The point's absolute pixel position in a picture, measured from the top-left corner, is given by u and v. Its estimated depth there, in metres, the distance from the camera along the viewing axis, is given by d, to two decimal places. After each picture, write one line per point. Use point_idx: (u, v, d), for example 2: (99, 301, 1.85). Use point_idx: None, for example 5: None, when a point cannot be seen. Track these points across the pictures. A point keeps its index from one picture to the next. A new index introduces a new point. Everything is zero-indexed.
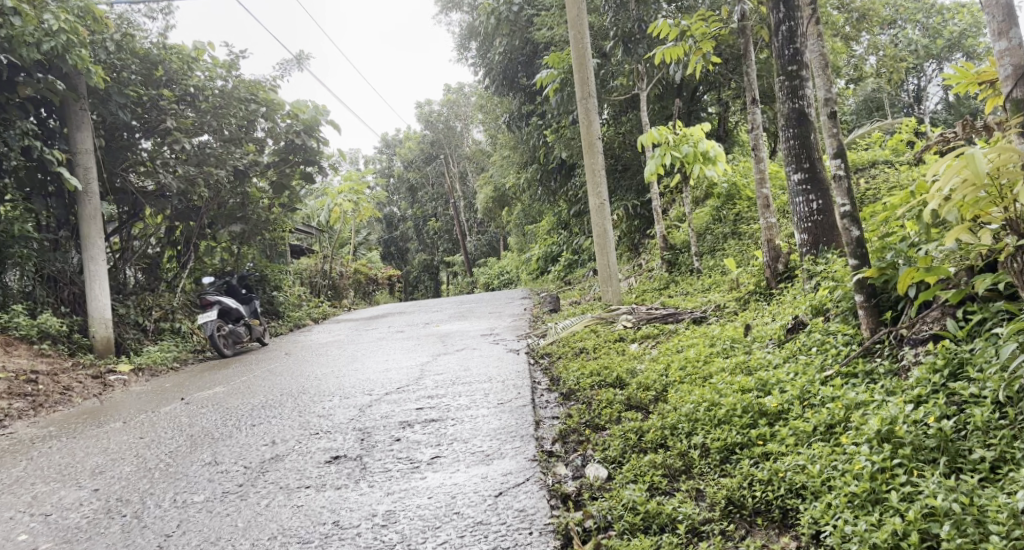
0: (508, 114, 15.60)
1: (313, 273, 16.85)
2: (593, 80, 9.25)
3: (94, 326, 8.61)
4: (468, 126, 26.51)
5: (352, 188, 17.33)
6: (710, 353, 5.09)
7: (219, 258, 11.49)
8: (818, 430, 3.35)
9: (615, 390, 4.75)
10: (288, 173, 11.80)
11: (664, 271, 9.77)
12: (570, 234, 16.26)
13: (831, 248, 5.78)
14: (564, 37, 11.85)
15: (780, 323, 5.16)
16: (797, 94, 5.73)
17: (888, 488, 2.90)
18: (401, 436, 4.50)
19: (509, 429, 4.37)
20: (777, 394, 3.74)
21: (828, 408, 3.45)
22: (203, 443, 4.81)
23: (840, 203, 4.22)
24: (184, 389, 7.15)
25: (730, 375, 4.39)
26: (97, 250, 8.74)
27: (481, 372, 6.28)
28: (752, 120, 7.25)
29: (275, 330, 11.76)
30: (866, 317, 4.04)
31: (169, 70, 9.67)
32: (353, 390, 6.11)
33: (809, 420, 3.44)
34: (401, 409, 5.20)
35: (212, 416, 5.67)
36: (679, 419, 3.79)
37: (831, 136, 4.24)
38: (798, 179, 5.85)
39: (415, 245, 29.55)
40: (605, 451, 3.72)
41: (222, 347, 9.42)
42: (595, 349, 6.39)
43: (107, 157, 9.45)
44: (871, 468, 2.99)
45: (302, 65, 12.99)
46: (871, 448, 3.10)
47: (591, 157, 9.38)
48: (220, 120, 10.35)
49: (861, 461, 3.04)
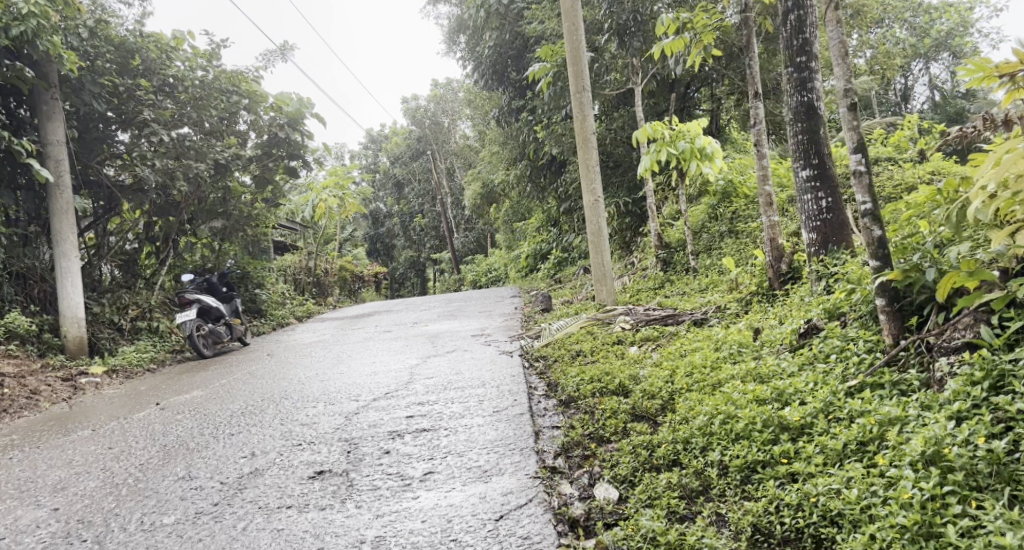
0: (497, 109, 15.32)
1: (298, 269, 16.51)
2: (586, 74, 8.96)
3: (66, 325, 8.27)
4: (455, 122, 26.17)
5: (337, 183, 16.96)
6: (716, 359, 4.81)
7: (199, 254, 11.13)
8: (849, 449, 3.09)
9: (619, 398, 4.48)
10: (272, 167, 11.42)
11: (659, 270, 9.53)
12: (560, 231, 15.99)
13: (840, 247, 5.54)
14: (555, 31, 11.59)
15: (790, 326, 4.90)
16: (805, 87, 5.46)
17: (942, 521, 2.66)
18: (391, 447, 4.21)
19: (507, 441, 4.07)
20: (797, 406, 3.47)
21: (858, 423, 3.19)
22: (178, 454, 4.50)
23: (860, 201, 3.91)
24: (159, 392, 6.81)
25: (742, 384, 4.12)
26: (69, 246, 8.37)
27: (473, 376, 5.99)
28: (754, 114, 6.93)
29: (258, 329, 11.41)
30: (888, 322, 3.75)
31: (147, 59, 9.32)
32: (338, 395, 5.80)
33: (837, 437, 3.19)
34: (390, 417, 4.91)
35: (187, 424, 5.35)
36: (692, 431, 3.53)
37: (851, 129, 3.95)
38: (806, 176, 5.56)
39: (401, 241, 29.18)
40: (616, 468, 3.44)
41: (201, 347, 9.09)
42: (592, 352, 6.10)
43: (81, 149, 9.08)
44: (920, 497, 2.74)
45: (286, 56, 12.66)
46: (915, 473, 2.85)
47: (585, 153, 9.07)
48: (199, 112, 10.01)
49: (907, 488, 2.79)
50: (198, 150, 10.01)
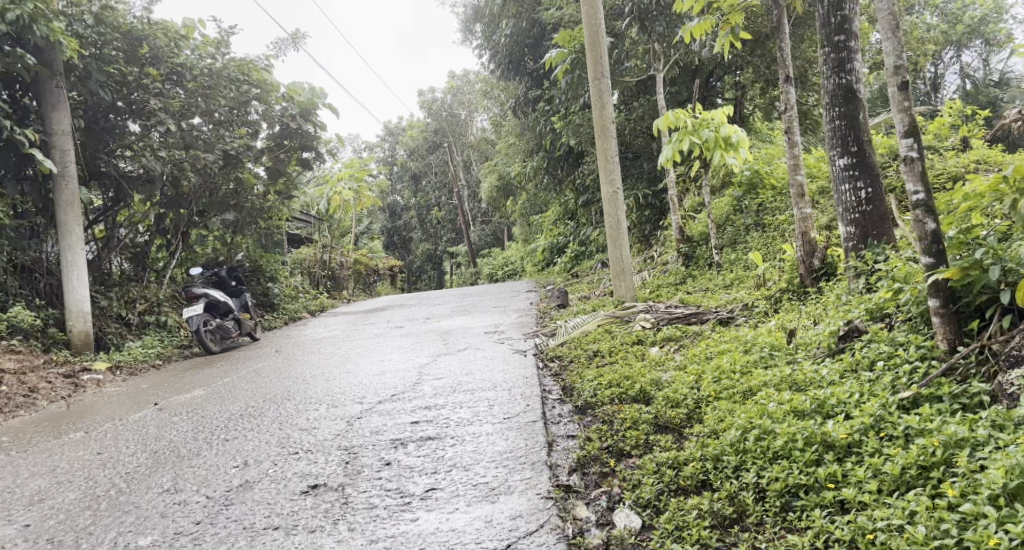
0: (513, 99, 14.94)
1: (313, 263, 16.23)
2: (606, 59, 8.55)
3: (72, 320, 8.02)
4: (473, 114, 25.85)
5: (352, 175, 16.66)
6: (747, 364, 4.45)
7: (210, 247, 10.87)
8: (908, 476, 2.77)
9: (640, 406, 4.13)
10: (284, 159, 11.14)
11: (680, 264, 9.17)
12: (578, 224, 15.63)
13: (881, 242, 5.11)
14: (574, 18, 11.19)
15: (829, 327, 4.54)
16: (844, 68, 5.13)
17: None
18: (394, 458, 3.89)
19: (518, 454, 3.74)
20: (842, 420, 3.11)
21: (917, 444, 2.86)
22: (168, 460, 4.20)
23: (911, 191, 3.57)
24: (161, 391, 6.52)
25: (777, 393, 3.76)
26: (76, 238, 8.10)
27: (485, 377, 5.66)
28: (785, 100, 6.47)
29: (270, 323, 11.14)
30: (943, 326, 3.44)
31: (154, 47, 9.04)
32: (342, 397, 5.49)
33: (891, 459, 2.85)
34: (394, 422, 4.59)
35: (181, 427, 5.05)
36: (723, 448, 3.19)
37: (902, 110, 3.58)
38: (843, 164, 5.18)
39: (418, 234, 28.90)
40: (639, 490, 3.11)
41: (209, 343, 8.82)
42: (610, 353, 5.75)
43: (88, 139, 8.79)
44: (1009, 543, 2.41)
45: (298, 44, 12.38)
46: (997, 511, 2.54)
47: (605, 142, 8.66)
48: (209, 101, 9.71)
49: (992, 531, 2.46)
50: (207, 140, 9.72)
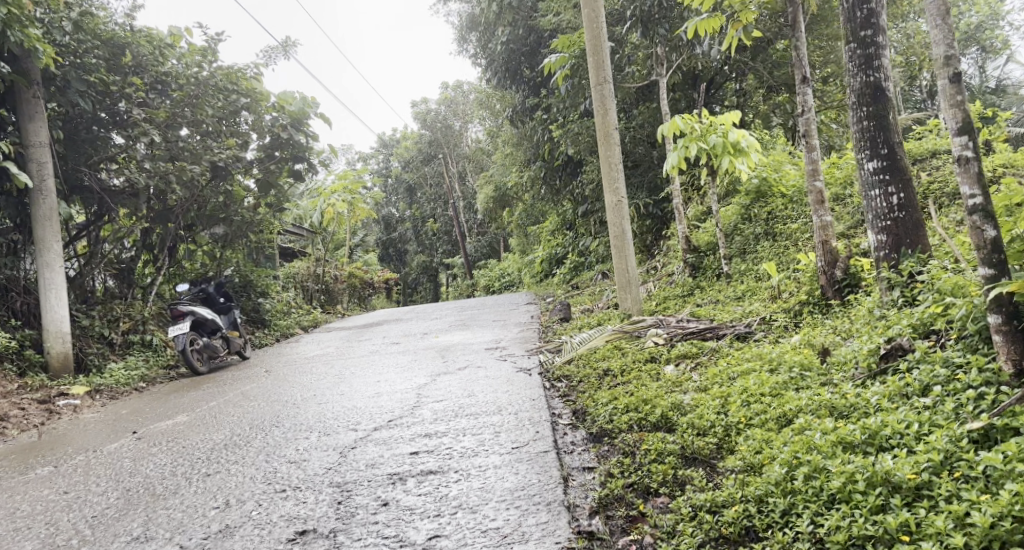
0: (510, 109, 14.59)
1: (306, 276, 15.80)
2: (607, 64, 8.14)
3: (50, 341, 7.59)
4: (466, 124, 25.46)
5: (346, 187, 16.17)
6: (775, 386, 4.05)
7: (199, 262, 10.47)
8: (1000, 530, 2.54)
9: (664, 435, 3.77)
10: (274, 171, 10.75)
11: (687, 276, 8.79)
12: (576, 235, 15.26)
13: (916, 250, 4.75)
14: (573, 23, 10.85)
15: (863, 346, 4.18)
16: (871, 65, 4.78)
17: None
18: (393, 497, 3.51)
19: (531, 492, 3.40)
20: (907, 457, 2.91)
21: (1009, 491, 2.62)
22: (141, 500, 3.79)
23: (967, 194, 3.28)
24: (142, 417, 6.10)
25: (819, 422, 3.42)
26: (53, 255, 7.67)
27: (488, 399, 5.26)
28: (803, 102, 6.09)
29: (260, 340, 10.71)
30: (1006, 345, 3.21)
31: (137, 55, 8.68)
32: (335, 424, 5.08)
33: (979, 507, 2.64)
34: (391, 453, 4.19)
35: (159, 457, 4.66)
36: (767, 488, 2.99)
37: (953, 105, 3.25)
38: (872, 168, 4.82)
39: (413, 246, 28.48)
40: (679, 539, 2.91)
41: (196, 363, 8.38)
42: (622, 373, 5.35)
43: (68, 151, 8.38)
44: None
45: (288, 53, 12.02)
46: None
47: (607, 149, 8.27)
48: (196, 111, 9.27)
49: None
50: (194, 152, 9.29)
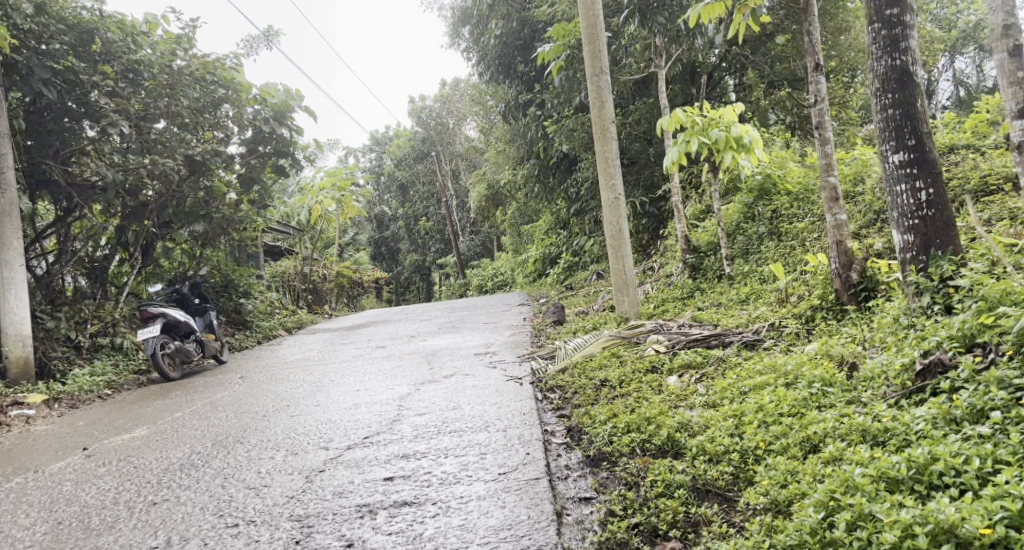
0: (504, 103, 14.07)
1: (293, 275, 15.25)
2: (604, 52, 7.61)
3: (8, 345, 7.02)
4: (461, 122, 24.99)
5: (334, 184, 15.63)
6: (795, 404, 3.58)
7: (176, 260, 9.92)
8: None
9: (675, 461, 3.31)
10: (256, 166, 10.23)
11: (686, 277, 8.32)
12: (570, 234, 14.77)
13: (947, 252, 4.27)
14: (569, 13, 10.34)
15: (893, 359, 3.70)
16: (898, 47, 4.32)
17: None
18: (360, 536, 3.10)
19: (519, 534, 2.98)
20: (971, 503, 2.54)
21: None
22: (70, 538, 3.36)
23: None
24: (95, 430, 5.60)
25: (852, 453, 2.98)
26: (13, 253, 7.12)
27: (475, 412, 4.78)
28: (815, 91, 5.59)
29: (239, 342, 10.19)
30: None
31: (107, 42, 7.99)
32: (304, 440, 4.61)
33: None
34: (364, 477, 3.74)
35: (104, 479, 4.20)
36: (800, 536, 2.64)
37: None
38: (898, 161, 4.34)
39: (406, 245, 27.93)
40: None
41: (167, 369, 7.85)
42: (621, 385, 4.86)
43: (34, 142, 7.76)
44: None
45: (271, 42, 11.54)
46: None
47: (604, 143, 7.75)
48: (171, 103, 8.69)
49: None
50: (167, 144, 8.72)
